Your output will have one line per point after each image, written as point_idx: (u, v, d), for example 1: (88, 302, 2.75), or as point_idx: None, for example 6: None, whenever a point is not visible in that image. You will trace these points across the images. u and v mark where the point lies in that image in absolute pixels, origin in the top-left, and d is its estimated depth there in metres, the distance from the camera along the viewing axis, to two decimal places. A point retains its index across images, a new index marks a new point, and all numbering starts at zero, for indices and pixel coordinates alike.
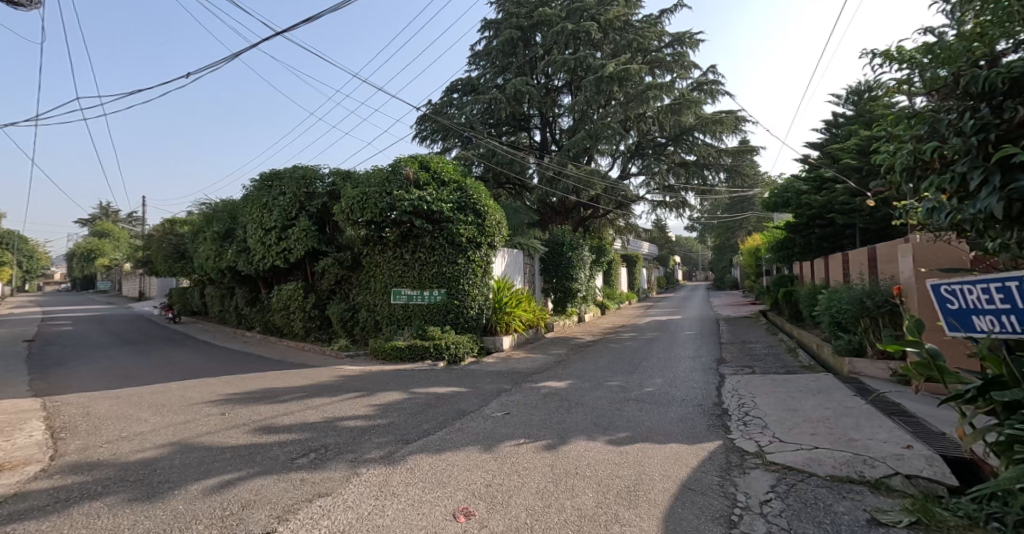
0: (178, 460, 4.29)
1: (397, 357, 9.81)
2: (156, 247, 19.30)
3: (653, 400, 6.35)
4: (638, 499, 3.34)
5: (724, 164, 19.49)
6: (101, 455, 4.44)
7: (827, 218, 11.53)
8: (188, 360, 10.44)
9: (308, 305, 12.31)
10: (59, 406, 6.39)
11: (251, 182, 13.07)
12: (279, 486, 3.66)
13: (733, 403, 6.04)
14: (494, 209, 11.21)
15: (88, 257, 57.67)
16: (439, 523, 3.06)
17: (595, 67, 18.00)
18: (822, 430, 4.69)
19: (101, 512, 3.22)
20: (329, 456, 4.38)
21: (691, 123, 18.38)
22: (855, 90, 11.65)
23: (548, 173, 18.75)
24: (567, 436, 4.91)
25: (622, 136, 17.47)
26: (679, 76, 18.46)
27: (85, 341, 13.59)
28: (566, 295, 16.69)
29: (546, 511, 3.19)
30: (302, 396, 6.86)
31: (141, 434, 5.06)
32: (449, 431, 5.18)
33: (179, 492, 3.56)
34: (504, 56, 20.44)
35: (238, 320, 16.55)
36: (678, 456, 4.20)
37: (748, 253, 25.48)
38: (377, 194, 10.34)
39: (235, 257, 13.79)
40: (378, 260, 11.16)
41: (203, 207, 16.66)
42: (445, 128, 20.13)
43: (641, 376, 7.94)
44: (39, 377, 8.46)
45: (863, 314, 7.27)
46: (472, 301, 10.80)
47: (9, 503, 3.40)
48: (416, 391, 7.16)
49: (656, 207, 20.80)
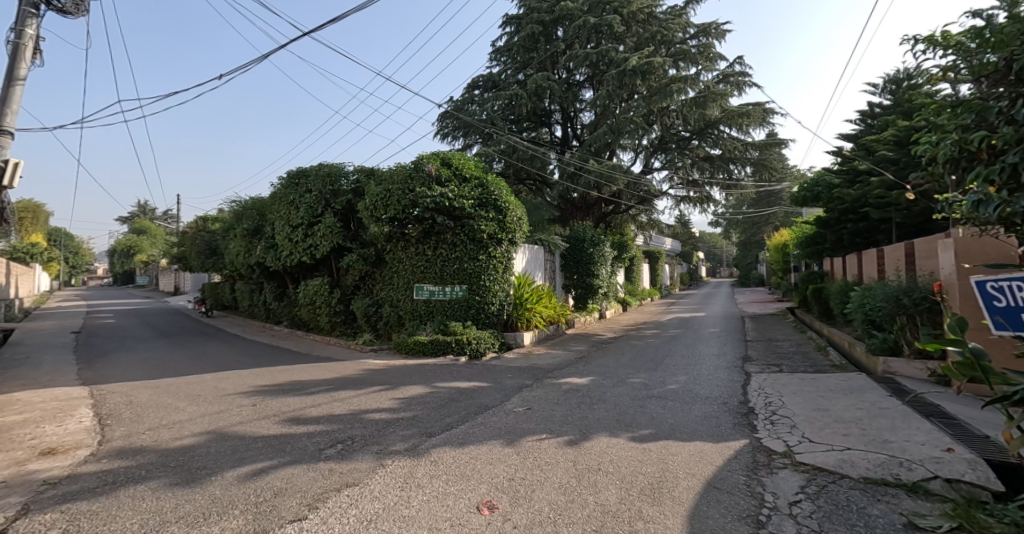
0: (214, 448, 4.46)
1: (420, 352, 9.96)
2: (190, 244, 20.00)
3: (676, 397, 6.27)
4: (662, 496, 3.32)
5: (752, 158, 18.88)
6: (144, 441, 4.65)
7: (861, 213, 11.16)
8: (221, 352, 10.81)
9: (333, 299, 12.54)
10: (104, 393, 6.72)
11: (279, 181, 13.39)
12: (309, 476, 3.76)
13: (760, 401, 5.92)
14: (515, 205, 11.20)
15: (128, 253, 60.28)
16: (463, 515, 3.10)
17: (617, 61, 17.78)
18: (855, 431, 4.56)
19: (145, 495, 3.38)
20: (356, 448, 4.48)
21: (717, 116, 17.99)
22: (893, 78, 11.22)
23: (569, 168, 18.72)
24: (589, 432, 4.90)
25: (645, 131, 17.13)
26: (705, 68, 18.05)
27: (127, 333, 14.21)
28: (587, 292, 16.59)
29: (569, 506, 3.20)
30: (329, 389, 7.03)
31: (179, 423, 5.27)
32: (471, 425, 5.24)
33: (216, 478, 3.71)
34: (526, 51, 20.36)
35: (266, 314, 17.00)
36: (703, 455, 4.15)
37: (774, 249, 24.85)
38: (400, 191, 10.51)
39: (263, 253, 14.15)
40: (400, 256, 11.30)
41: (232, 204, 17.12)
42: (466, 125, 20.10)
43: (663, 373, 7.85)
44: (85, 367, 8.86)
45: (899, 311, 7.02)
46: (493, 297, 10.84)
47: (62, 484, 3.60)
48: (439, 386, 7.26)
49: (680, 201, 20.83)
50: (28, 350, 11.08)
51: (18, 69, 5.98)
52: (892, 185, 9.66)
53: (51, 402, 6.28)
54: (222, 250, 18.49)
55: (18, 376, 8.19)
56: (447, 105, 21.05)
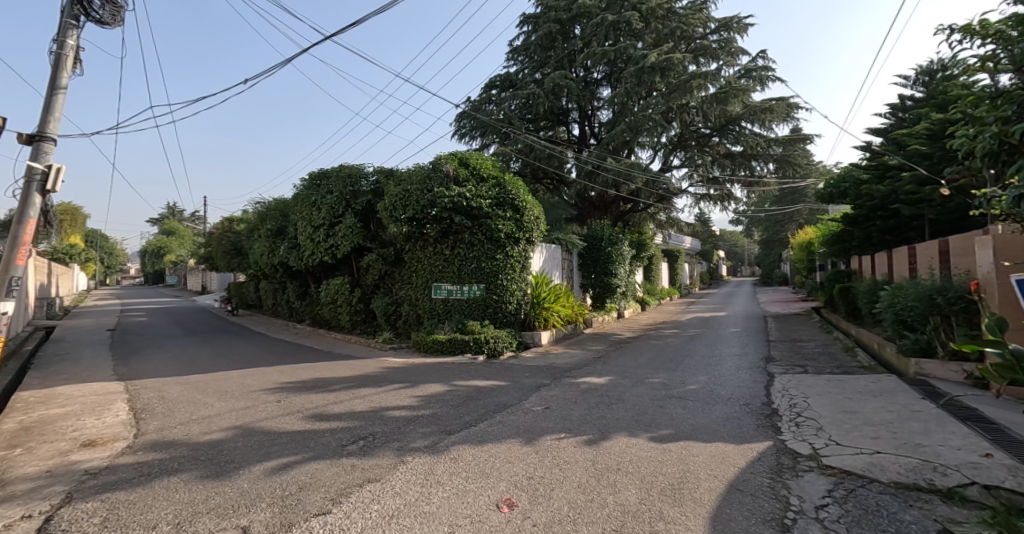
0: (241, 443, 4.58)
1: (439, 350, 10.05)
2: (216, 244, 20.52)
3: (697, 398, 6.20)
4: (683, 497, 3.29)
5: (775, 154, 18.51)
6: (176, 435, 4.80)
7: (890, 210, 10.84)
8: (246, 350, 11.07)
9: (354, 299, 12.74)
10: (138, 389, 6.96)
11: (301, 182, 13.64)
12: (332, 471, 3.84)
13: (784, 403, 5.81)
14: (532, 204, 11.19)
15: (158, 253, 62.25)
16: (483, 512, 3.13)
17: (635, 58, 17.57)
18: (885, 435, 4.43)
19: (178, 486, 3.49)
20: (377, 444, 4.56)
21: (738, 112, 17.70)
22: (926, 70, 10.89)
23: (587, 167, 18.52)
24: (608, 431, 4.89)
25: (663, 128, 16.91)
26: (726, 63, 17.81)
27: (158, 331, 14.67)
28: (605, 291, 16.52)
29: (589, 505, 3.19)
30: (351, 386, 7.16)
31: (208, 418, 5.43)
32: (490, 424, 5.27)
33: (244, 472, 3.81)
34: (543, 50, 20.35)
35: (289, 313, 17.36)
36: (724, 456, 4.10)
37: (798, 246, 24.29)
38: (418, 191, 10.62)
39: (286, 253, 14.44)
40: (419, 255, 11.42)
41: (256, 206, 17.50)
42: (483, 125, 20.13)
43: (683, 373, 7.77)
44: (121, 363, 9.21)
45: (932, 311, 6.80)
46: (511, 296, 10.87)
47: (101, 474, 3.74)
48: (458, 384, 7.32)
49: (700, 199, 20.54)
50: (69, 346, 11.55)
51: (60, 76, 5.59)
52: (924, 181, 9.36)
53: (90, 396, 6.54)
54: (247, 251, 18.91)
55: (59, 370, 8.57)
56: (465, 105, 21.11)
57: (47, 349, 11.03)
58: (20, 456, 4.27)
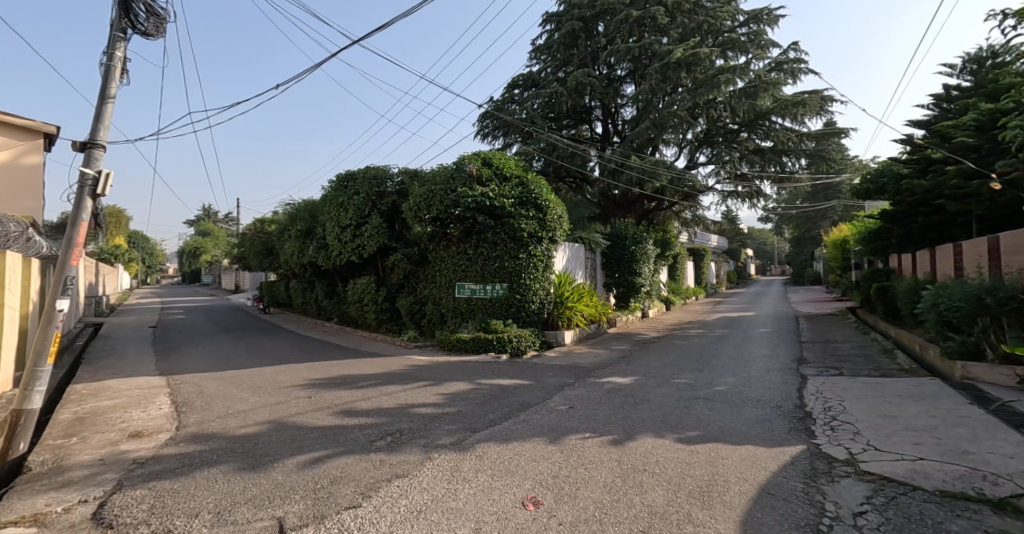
0: (274, 437, 4.72)
1: (462, 349, 10.14)
2: (248, 244, 21.18)
3: (724, 399, 6.08)
4: (712, 500, 3.23)
5: (807, 149, 17.97)
6: (214, 428, 4.98)
7: (933, 205, 10.39)
8: (278, 346, 11.38)
9: (379, 297, 12.95)
10: (178, 383, 7.26)
11: (329, 184, 13.97)
12: (361, 466, 3.91)
13: (818, 406, 5.64)
14: (555, 203, 11.13)
15: (194, 254, 64.69)
16: (509, 509, 3.14)
17: (661, 53, 17.28)
18: (929, 441, 4.24)
19: (218, 477, 3.62)
20: (404, 440, 4.63)
21: (768, 106, 17.21)
22: (975, 57, 10.39)
23: (610, 165, 18.30)
24: (634, 432, 4.84)
25: (690, 125, 16.56)
26: (756, 56, 17.37)
27: (195, 328, 15.24)
28: (629, 290, 16.31)
29: (615, 506, 3.17)
30: (377, 383, 7.29)
31: (244, 412, 5.61)
32: (514, 422, 5.28)
33: (278, 465, 3.92)
34: (566, 48, 20.18)
35: (317, 311, 17.80)
36: (755, 459, 4.00)
37: (832, 245, 23.44)
38: (442, 191, 10.71)
39: (315, 253, 14.81)
40: (442, 255, 11.53)
41: (286, 207, 17.98)
42: (506, 124, 20.11)
43: (711, 374, 7.62)
44: (161, 359, 9.60)
45: (980, 311, 6.47)
46: (534, 295, 10.85)
47: (146, 464, 3.92)
48: (481, 382, 7.36)
49: (728, 197, 20.06)
50: (115, 342, 12.14)
51: (109, 88, 5.57)
52: (972, 174, 8.91)
53: (135, 389, 6.85)
54: (277, 250, 19.44)
55: (107, 365, 9.02)
56: (488, 105, 21.12)
57: (97, 345, 11.65)
58: (74, 445, 4.51)
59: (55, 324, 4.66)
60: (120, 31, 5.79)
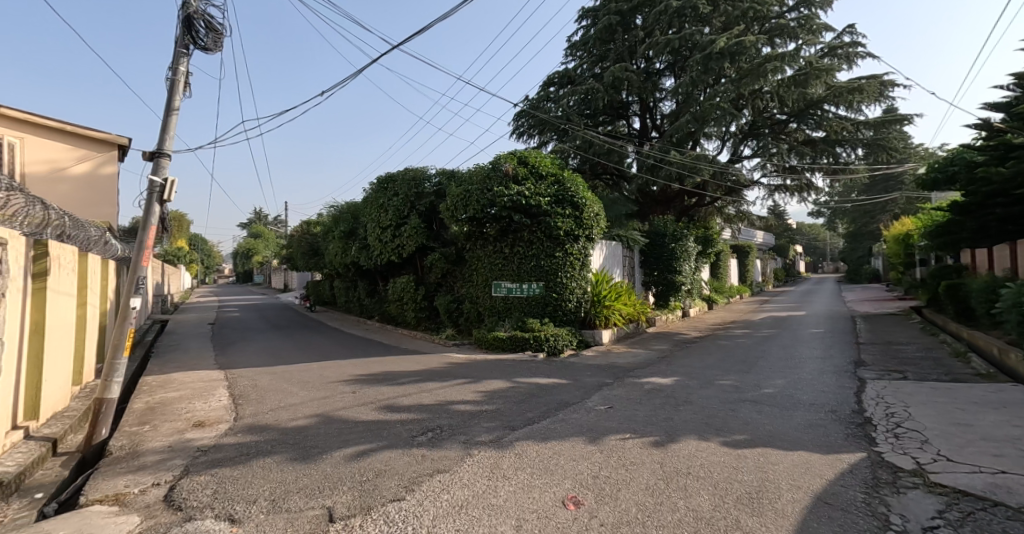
0: (323, 430, 4.92)
1: (499, 348, 10.20)
2: (295, 245, 22.11)
3: (774, 402, 5.85)
4: (763, 507, 3.12)
5: (864, 138, 17.00)
6: (268, 420, 5.24)
7: (1012, 196, 9.57)
8: (323, 343, 11.83)
9: (418, 296, 13.23)
10: (233, 377, 7.69)
11: (370, 186, 14.38)
12: (404, 460, 4.02)
13: (879, 411, 5.33)
14: (592, 201, 11.02)
15: (247, 255, 68.12)
16: (550, 508, 3.15)
17: (702, 44, 16.79)
18: (1009, 453, 3.93)
19: (273, 467, 3.81)
20: (445, 436, 4.71)
21: (820, 94, 16.43)
22: None
23: (648, 161, 17.93)
24: (677, 433, 4.74)
25: (733, 117, 15.95)
26: (806, 42, 16.58)
27: (247, 325, 16.05)
28: (669, 289, 15.94)
29: (658, 509, 3.12)
30: (418, 380, 7.45)
31: (294, 406, 5.87)
32: (553, 421, 5.27)
33: (328, 457, 4.08)
34: (602, 43, 19.86)
35: (360, 310, 18.38)
36: (809, 466, 3.83)
37: (892, 239, 22.04)
38: (478, 191, 10.81)
39: (357, 253, 15.29)
40: (479, 254, 11.63)
41: (330, 209, 18.62)
42: (541, 123, 20.02)
43: (758, 375, 7.35)
44: (218, 354, 10.19)
45: None
46: (571, 294, 10.78)
47: (209, 452, 4.18)
48: (519, 381, 7.40)
49: (775, 191, 19.26)
50: (177, 338, 12.96)
51: (173, 101, 5.93)
52: None
53: (197, 382, 7.30)
54: (323, 251, 20.18)
55: (171, 359, 9.65)
56: (523, 104, 21.10)
57: (162, 340, 12.49)
58: (147, 432, 4.86)
59: (129, 321, 5.05)
60: (183, 48, 6.17)
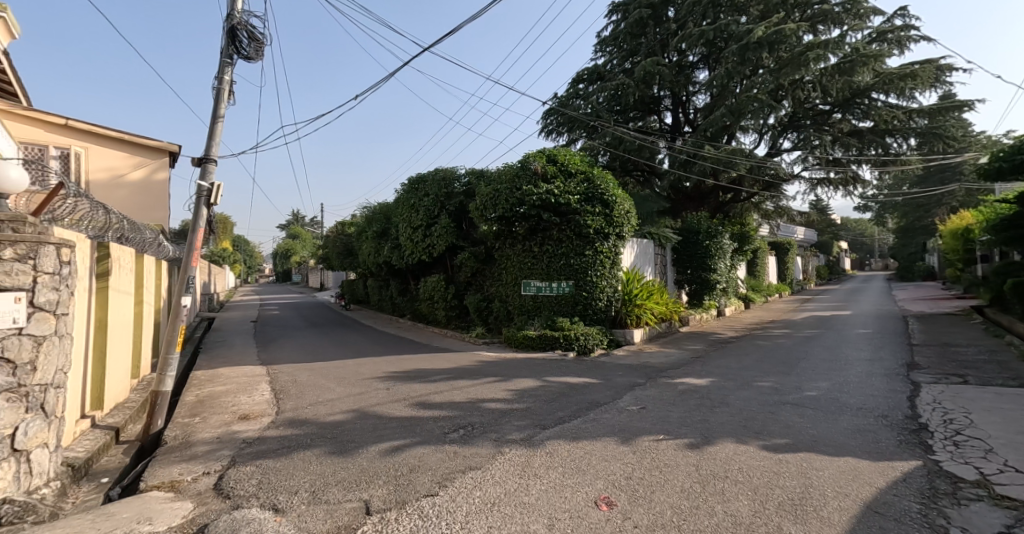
0: (359, 425, 5.05)
1: (529, 347, 10.21)
2: (331, 246, 22.75)
3: (817, 406, 5.63)
4: (806, 514, 3.02)
5: (918, 127, 16.17)
6: (308, 414, 5.42)
7: None
8: (358, 341, 12.15)
9: (448, 295, 13.39)
10: (274, 372, 7.98)
11: (401, 187, 14.65)
12: (437, 456, 4.08)
13: (936, 417, 5.05)
14: (622, 198, 10.87)
15: (285, 255, 70.51)
16: (582, 508, 3.13)
17: (739, 34, 16.29)
18: None
19: (313, 460, 3.94)
20: (477, 434, 4.76)
21: (868, 82, 15.72)
22: None
23: (681, 156, 17.54)
24: (713, 436, 4.63)
25: (772, 109, 15.41)
26: (853, 27, 15.88)
27: (286, 323, 16.64)
28: (703, 287, 15.57)
29: (694, 513, 3.06)
30: (449, 378, 7.55)
31: (331, 401, 6.04)
32: (584, 421, 5.24)
33: (365, 452, 4.19)
34: (633, 38, 19.57)
35: (392, 309, 18.74)
36: (857, 473, 3.67)
37: (950, 234, 20.78)
38: (507, 191, 10.83)
39: (389, 253, 15.61)
40: (508, 253, 11.65)
41: (363, 210, 19.06)
42: (570, 120, 19.88)
43: (799, 377, 7.08)
44: (260, 350, 10.61)
45: None
46: (601, 293, 10.69)
47: (254, 444, 4.35)
48: (550, 380, 7.38)
49: (817, 185, 18.52)
50: (222, 334, 13.57)
51: (219, 108, 6.20)
52: None
53: (241, 377, 7.62)
54: (357, 251, 20.67)
55: (216, 354, 10.11)
56: (552, 102, 21.00)
57: (208, 337, 13.10)
58: (197, 424, 5.11)
59: (180, 318, 5.30)
60: (227, 57, 6.44)
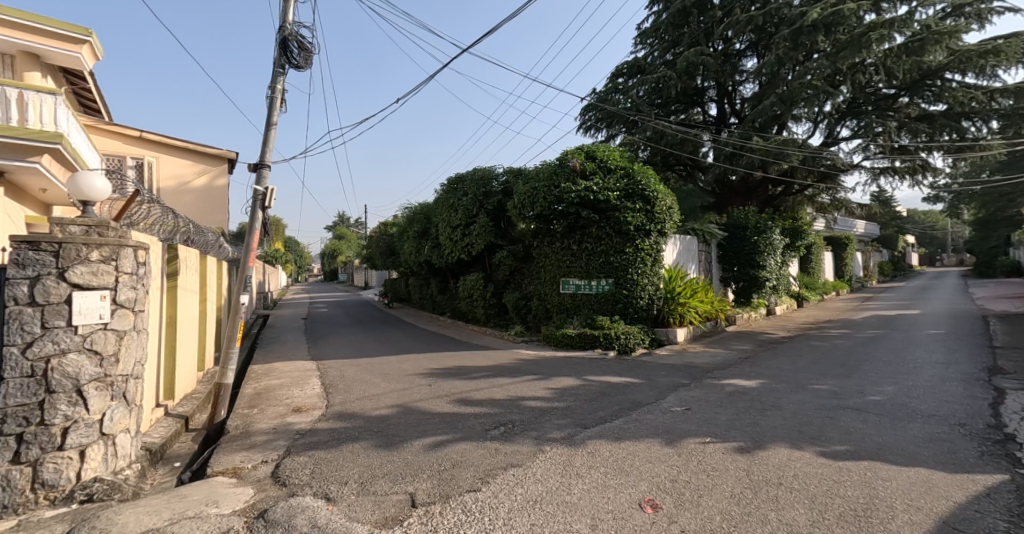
0: (404, 420, 5.17)
1: (569, 345, 10.13)
2: (375, 245, 23.42)
3: (881, 411, 5.29)
4: (869, 527, 2.84)
5: (999, 108, 14.83)
6: (356, 408, 5.61)
7: None
8: (401, 338, 12.47)
9: (487, 293, 13.49)
10: (323, 367, 8.31)
11: (441, 187, 14.88)
12: (478, 453, 4.12)
13: (1021, 427, 4.63)
14: (664, 194, 10.60)
15: (333, 255, 73.18)
16: (626, 510, 3.09)
17: (791, 17, 15.49)
18: None
19: (361, 452, 4.08)
20: (517, 431, 4.77)
21: (941, 61, 14.61)
22: None
23: (726, 149, 16.89)
24: (764, 440, 4.44)
25: (828, 95, 14.56)
26: (922, 3, 14.77)
27: (333, 320, 17.29)
28: (750, 285, 14.97)
29: (745, 519, 2.95)
30: (490, 375, 7.60)
31: (377, 396, 6.22)
32: (626, 421, 5.16)
33: (409, 446, 4.29)
34: (675, 29, 19.03)
35: (434, 307, 19.08)
36: (928, 484, 3.43)
37: None
38: (545, 188, 10.77)
39: (430, 252, 15.90)
40: (546, 251, 11.57)
41: (405, 210, 19.49)
42: (610, 115, 19.60)
43: (858, 381, 6.68)
44: (310, 346, 11.07)
45: None
46: (643, 291, 10.48)
47: (307, 435, 4.55)
48: (591, 379, 7.30)
49: (880, 174, 17.41)
50: (276, 331, 14.27)
51: (272, 116, 6.51)
52: None
53: (293, 371, 7.97)
54: (399, 250, 21.18)
55: (270, 350, 10.63)
56: (591, 98, 20.74)
57: (263, 333, 13.80)
58: (255, 415, 5.40)
59: (240, 315, 5.62)
60: (279, 67, 6.74)
